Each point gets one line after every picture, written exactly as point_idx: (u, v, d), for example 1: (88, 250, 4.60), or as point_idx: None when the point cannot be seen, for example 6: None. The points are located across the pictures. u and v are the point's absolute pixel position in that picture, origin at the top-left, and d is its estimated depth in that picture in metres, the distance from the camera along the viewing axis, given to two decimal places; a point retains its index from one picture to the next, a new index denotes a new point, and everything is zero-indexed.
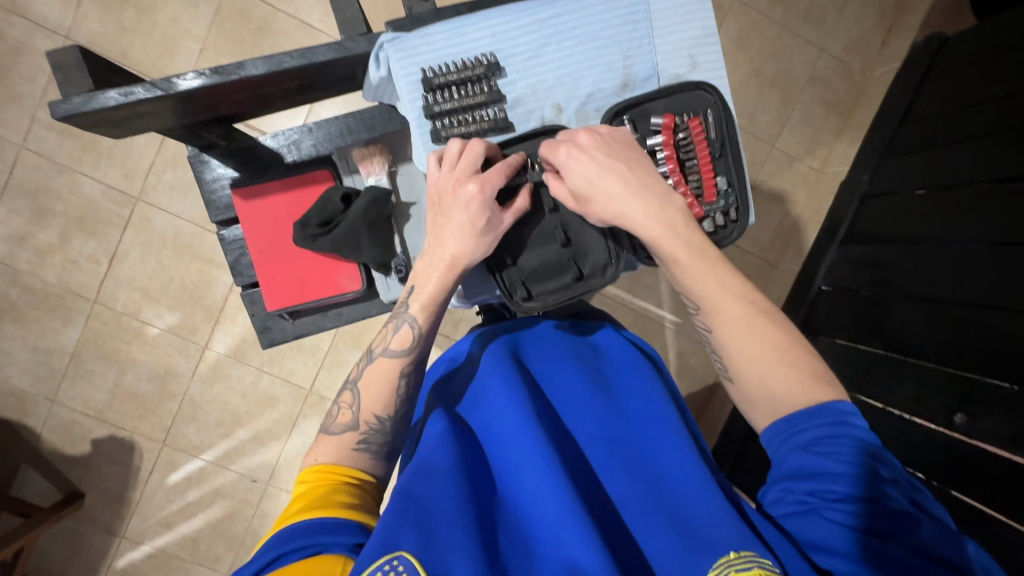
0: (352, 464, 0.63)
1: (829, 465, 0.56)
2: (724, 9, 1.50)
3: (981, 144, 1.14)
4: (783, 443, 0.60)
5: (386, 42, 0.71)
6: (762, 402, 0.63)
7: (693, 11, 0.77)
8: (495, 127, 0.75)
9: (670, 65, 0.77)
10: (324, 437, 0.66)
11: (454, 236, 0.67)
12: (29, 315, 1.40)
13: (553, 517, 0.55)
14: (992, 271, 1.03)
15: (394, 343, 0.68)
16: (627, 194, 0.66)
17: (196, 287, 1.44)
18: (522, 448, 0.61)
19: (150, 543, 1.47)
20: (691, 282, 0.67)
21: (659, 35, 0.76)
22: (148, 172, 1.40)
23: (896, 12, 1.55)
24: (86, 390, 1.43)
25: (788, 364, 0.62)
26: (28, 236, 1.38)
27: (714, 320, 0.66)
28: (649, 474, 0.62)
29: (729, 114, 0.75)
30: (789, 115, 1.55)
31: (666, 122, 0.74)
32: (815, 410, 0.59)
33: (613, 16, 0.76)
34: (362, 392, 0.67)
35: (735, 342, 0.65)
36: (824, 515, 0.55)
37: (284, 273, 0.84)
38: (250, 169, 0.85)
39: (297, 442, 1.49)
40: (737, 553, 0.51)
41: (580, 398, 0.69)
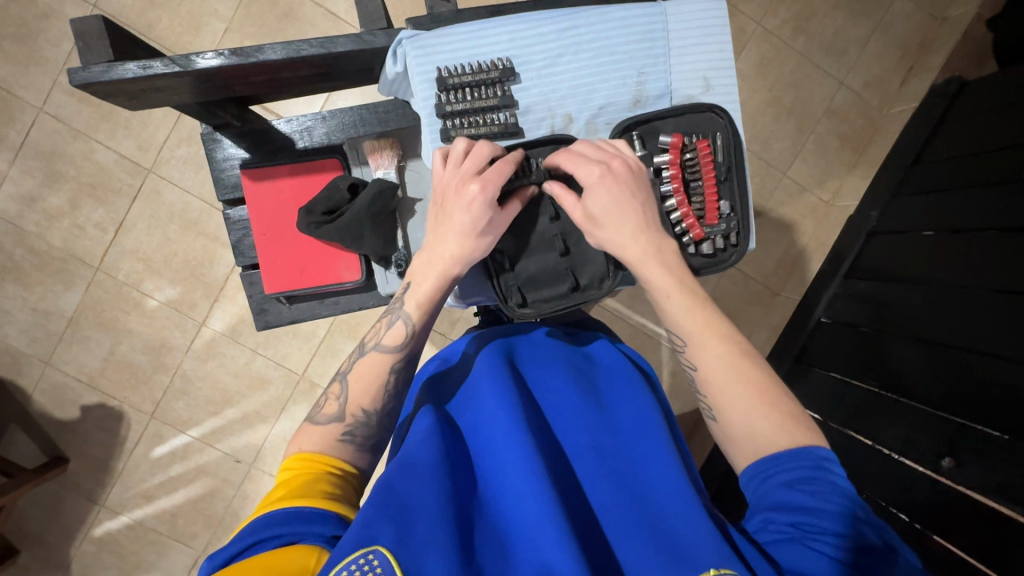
0: (339, 454, 0.63)
1: (815, 501, 0.55)
2: (747, 35, 1.51)
3: (994, 190, 1.13)
4: (766, 474, 0.59)
5: (404, 38, 0.72)
6: (744, 440, 0.63)
7: (712, 35, 0.78)
8: (505, 131, 0.75)
9: (684, 85, 0.78)
10: (310, 427, 0.65)
11: (449, 237, 0.67)
12: (32, 277, 1.41)
13: (534, 524, 0.55)
14: (993, 319, 1.03)
15: (389, 338, 0.69)
16: (633, 234, 0.68)
17: (199, 264, 1.45)
18: (508, 450, 0.61)
19: (129, 514, 1.48)
20: (682, 320, 0.67)
21: (676, 54, 0.77)
22: (162, 146, 1.42)
23: (918, 53, 1.55)
24: (80, 355, 1.44)
25: (767, 407, 0.63)
26: (38, 198, 1.40)
27: (698, 357, 0.67)
28: (632, 485, 0.62)
29: (738, 139, 0.75)
30: (804, 145, 1.55)
31: (674, 141, 0.74)
32: (793, 452, 0.59)
33: (632, 32, 0.76)
34: (352, 384, 0.68)
35: (717, 377, 0.65)
36: (804, 544, 0.53)
37: (284, 256, 0.85)
38: (260, 151, 0.85)
39: (283, 426, 1.50)
40: (717, 570, 0.50)
41: (569, 405, 0.69)
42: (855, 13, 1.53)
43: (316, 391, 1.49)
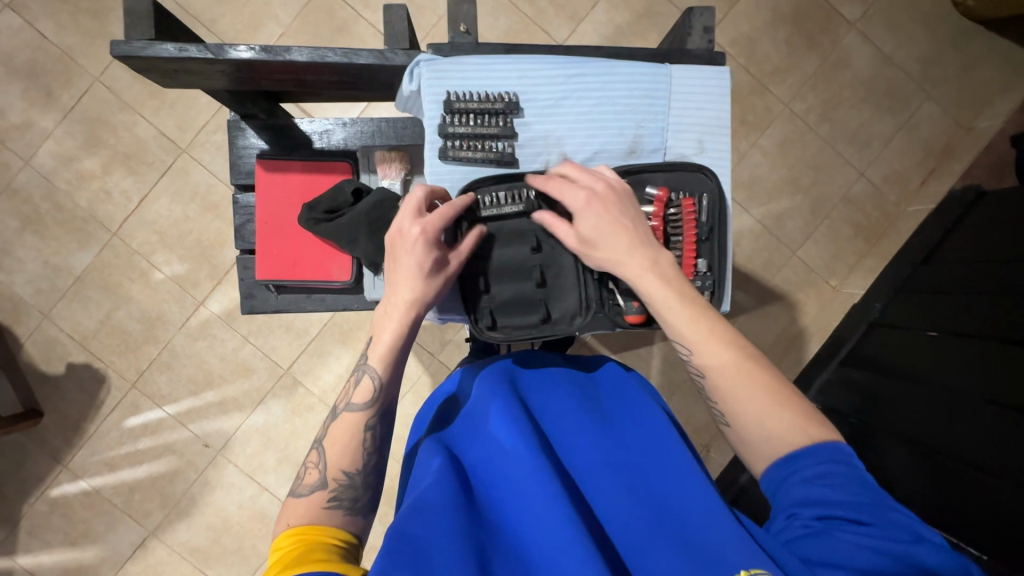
0: (329, 521, 0.61)
1: (840, 495, 0.54)
2: (774, 113, 1.55)
3: (999, 300, 1.12)
4: (785, 475, 0.59)
5: (422, 61, 0.75)
6: (758, 444, 0.62)
7: (713, 100, 0.81)
8: (500, 159, 0.78)
9: (679, 144, 0.81)
10: (292, 501, 0.63)
11: (404, 284, 0.69)
12: (51, 231, 1.47)
13: (558, 548, 0.55)
14: (988, 432, 1.00)
15: (358, 396, 0.69)
16: (628, 251, 0.69)
17: (210, 245, 1.49)
18: (524, 488, 0.61)
19: (88, 480, 1.47)
20: (683, 329, 0.66)
21: (676, 113, 0.80)
22: (200, 129, 1.48)
23: (940, 157, 1.58)
24: (78, 314, 1.47)
25: (776, 408, 0.62)
26: (74, 159, 1.46)
27: (705, 367, 0.65)
28: (649, 500, 0.61)
29: (723, 203, 0.77)
30: (817, 227, 1.57)
31: (659, 195, 0.75)
32: (812, 448, 0.59)
33: (637, 87, 0.80)
34: (328, 451, 0.67)
35: (727, 381, 0.64)
36: (832, 534, 0.52)
37: (281, 246, 0.87)
38: (280, 145, 0.88)
39: (258, 418, 1.49)
40: (749, 571, 0.50)
41: (577, 427, 0.69)
42: (881, 110, 1.57)
43: (297, 389, 1.50)
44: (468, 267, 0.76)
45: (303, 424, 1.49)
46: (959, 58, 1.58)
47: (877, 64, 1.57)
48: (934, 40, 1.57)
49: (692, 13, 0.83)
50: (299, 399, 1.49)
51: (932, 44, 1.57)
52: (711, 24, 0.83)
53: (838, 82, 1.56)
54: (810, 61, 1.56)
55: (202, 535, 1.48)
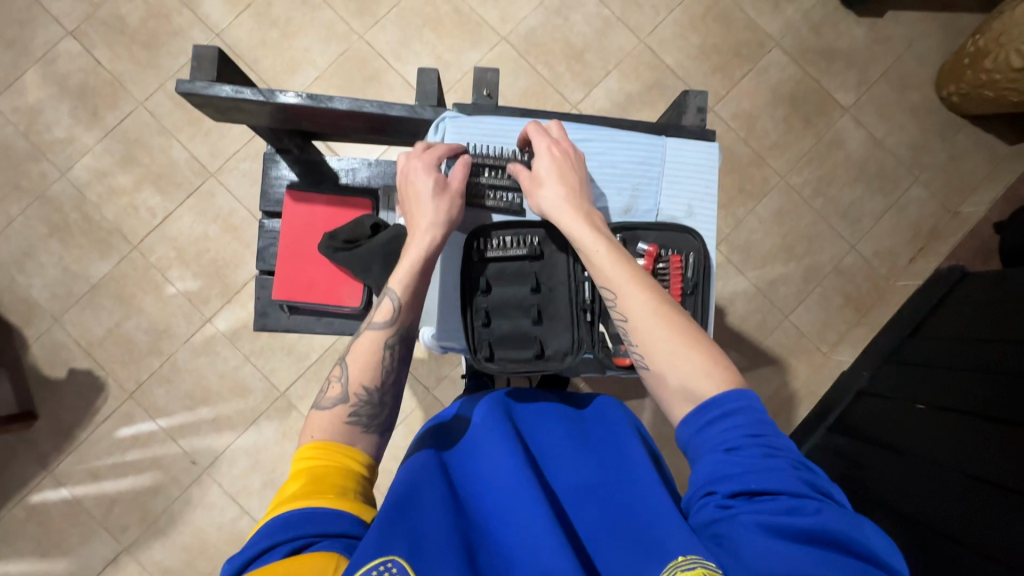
0: (347, 438, 0.65)
1: (743, 466, 0.57)
2: (770, 184, 1.64)
3: (981, 378, 1.16)
4: (700, 437, 0.62)
5: (447, 117, 0.84)
6: (671, 382, 0.65)
7: (704, 170, 0.89)
8: (509, 209, 0.85)
9: (671, 206, 0.88)
10: (317, 413, 0.67)
11: (421, 205, 0.75)
12: (75, 240, 1.53)
13: (540, 549, 0.58)
14: (965, 502, 1.03)
15: (378, 316, 0.73)
16: (563, 197, 0.76)
17: (225, 265, 1.55)
18: (512, 495, 0.65)
19: (71, 489, 1.46)
20: (608, 272, 0.71)
21: (669, 179, 0.88)
22: (230, 156, 1.58)
23: (928, 237, 1.65)
24: (89, 320, 1.51)
25: (689, 348, 0.66)
26: (108, 174, 1.55)
27: (626, 306, 0.70)
28: (620, 513, 0.65)
29: (708, 262, 0.83)
30: (809, 293, 1.62)
31: (649, 249, 0.81)
32: (721, 394, 0.62)
33: (635, 153, 0.88)
34: (352, 367, 0.70)
35: (642, 321, 0.68)
36: (738, 517, 0.55)
37: (298, 270, 0.93)
38: (308, 178, 0.96)
39: (248, 439, 1.50)
40: (684, 556, 0.53)
41: (563, 450, 0.74)
42: (872, 189, 1.66)
43: (291, 412, 1.51)
44: (471, 300, 0.81)
45: (292, 448, 1.50)
46: (946, 147, 1.68)
47: (869, 146, 1.67)
48: (922, 129, 1.69)
49: (688, 94, 0.93)
50: (292, 423, 1.51)
51: (921, 133, 1.69)
52: (704, 105, 0.92)
53: (832, 160, 1.67)
54: (806, 139, 1.66)
55: (177, 555, 1.46)
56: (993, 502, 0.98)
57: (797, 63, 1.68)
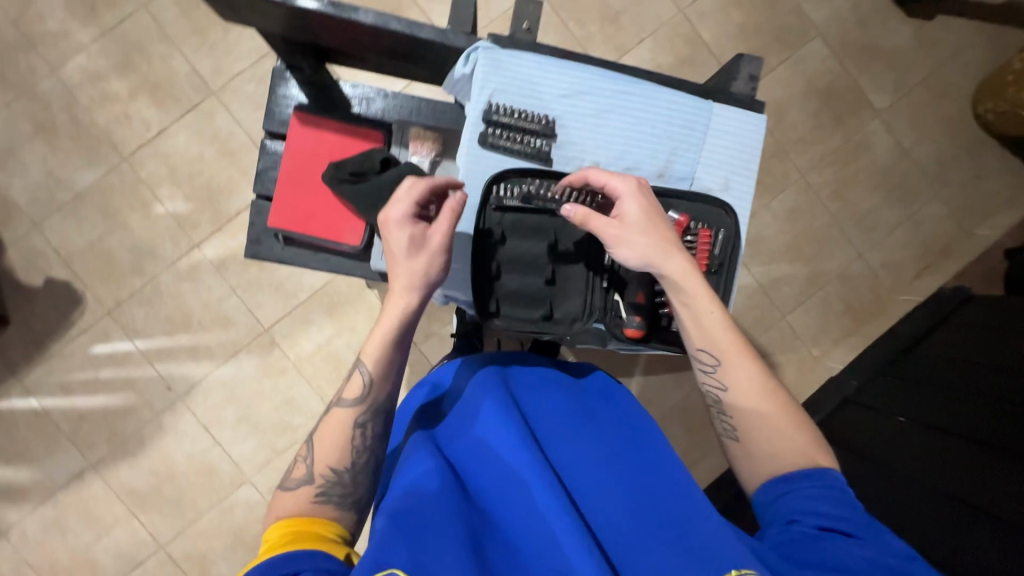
0: (317, 515, 0.64)
1: (840, 510, 0.61)
2: (789, 180, 1.60)
3: (975, 401, 1.15)
4: (793, 485, 0.65)
5: (481, 47, 0.77)
6: (765, 457, 0.69)
7: (746, 143, 0.85)
8: (536, 155, 0.80)
9: (706, 177, 0.85)
10: (283, 494, 0.66)
11: (394, 273, 0.69)
12: (61, 143, 1.45)
13: (558, 541, 0.58)
14: (940, 519, 1.02)
15: (349, 393, 0.70)
16: (670, 246, 0.70)
17: (218, 190, 1.48)
18: (519, 471, 0.64)
19: (39, 400, 1.43)
20: (717, 338, 0.71)
21: (709, 148, 0.84)
22: (235, 76, 1.49)
23: (938, 256, 1.63)
24: (70, 230, 1.45)
25: (790, 431, 0.69)
26: (102, 78, 1.46)
27: (731, 375, 0.71)
28: (636, 500, 0.63)
29: (738, 240, 0.80)
30: (810, 296, 1.60)
31: (679, 220, 0.78)
32: (817, 470, 0.65)
33: (679, 115, 0.83)
34: (317, 448, 0.68)
35: (745, 393, 0.70)
36: (830, 545, 0.58)
37: (298, 199, 0.88)
38: (319, 102, 0.90)
39: (226, 371, 1.47)
40: (739, 570, 0.53)
41: (564, 420, 0.71)
42: (891, 199, 1.63)
43: (273, 350, 1.48)
44: (484, 256, 0.78)
45: (271, 386, 1.47)
46: (972, 166, 1.65)
47: (895, 155, 1.63)
48: (952, 144, 1.64)
49: (741, 60, 0.87)
50: (273, 361, 1.48)
51: (949, 148, 1.64)
52: (756, 74, 0.87)
53: (856, 163, 1.62)
54: (833, 138, 1.61)
55: (144, 478, 1.44)
56: (972, 524, 0.97)
57: (837, 57, 1.61)
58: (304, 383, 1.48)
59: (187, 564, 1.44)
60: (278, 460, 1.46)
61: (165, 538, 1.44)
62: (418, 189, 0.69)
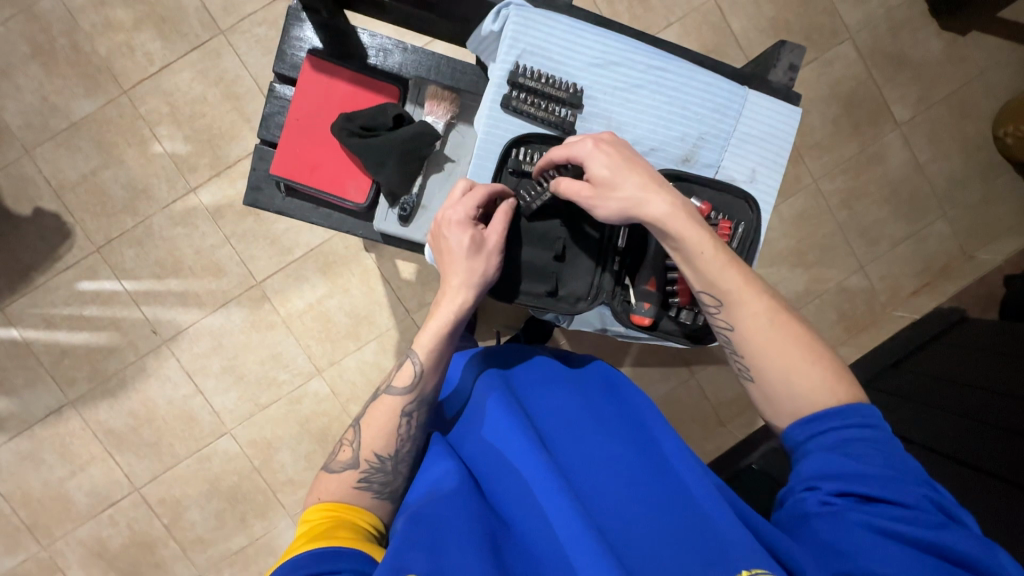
0: (358, 503, 0.64)
1: (864, 469, 0.56)
2: (801, 184, 1.58)
3: (957, 421, 1.17)
4: (814, 441, 0.60)
5: (513, 4, 0.74)
6: (782, 396, 0.63)
7: (776, 135, 0.83)
8: (559, 124, 0.77)
9: (732, 167, 0.82)
10: (326, 475, 0.66)
11: (452, 268, 0.69)
12: (59, 69, 1.39)
13: (570, 537, 0.56)
14: None
15: (397, 382, 0.70)
16: (648, 188, 0.66)
17: (219, 135, 1.43)
18: (527, 468, 0.63)
19: (21, 331, 1.40)
20: (715, 279, 0.66)
21: (738, 136, 0.82)
22: (245, 17, 1.43)
23: (938, 275, 1.63)
24: (63, 160, 1.40)
25: (806, 363, 0.63)
26: (105, 4, 1.39)
27: (735, 315, 0.66)
28: (652, 499, 0.62)
29: (757, 235, 0.79)
30: (807, 303, 1.60)
31: (701, 208, 0.76)
32: (840, 409, 0.60)
33: (711, 99, 0.81)
34: (364, 433, 0.69)
35: (753, 331, 0.65)
36: (849, 516, 0.55)
37: (304, 148, 0.85)
38: (333, 48, 0.86)
39: (214, 320, 1.45)
40: (750, 570, 0.52)
41: (571, 418, 0.71)
42: (899, 213, 1.62)
43: (263, 304, 1.45)
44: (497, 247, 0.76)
45: (258, 340, 1.45)
46: (982, 189, 1.63)
47: (909, 169, 1.61)
48: (966, 164, 1.63)
49: (784, 46, 0.83)
50: (262, 315, 1.45)
51: (963, 167, 1.63)
52: (797, 63, 0.83)
53: (869, 174, 1.60)
54: (850, 146, 1.59)
55: (122, 419, 1.43)
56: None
57: (865, 64, 1.57)
58: (292, 340, 1.46)
59: (161, 508, 1.44)
60: (260, 414, 1.45)
61: (140, 480, 1.43)
62: (480, 194, 0.68)
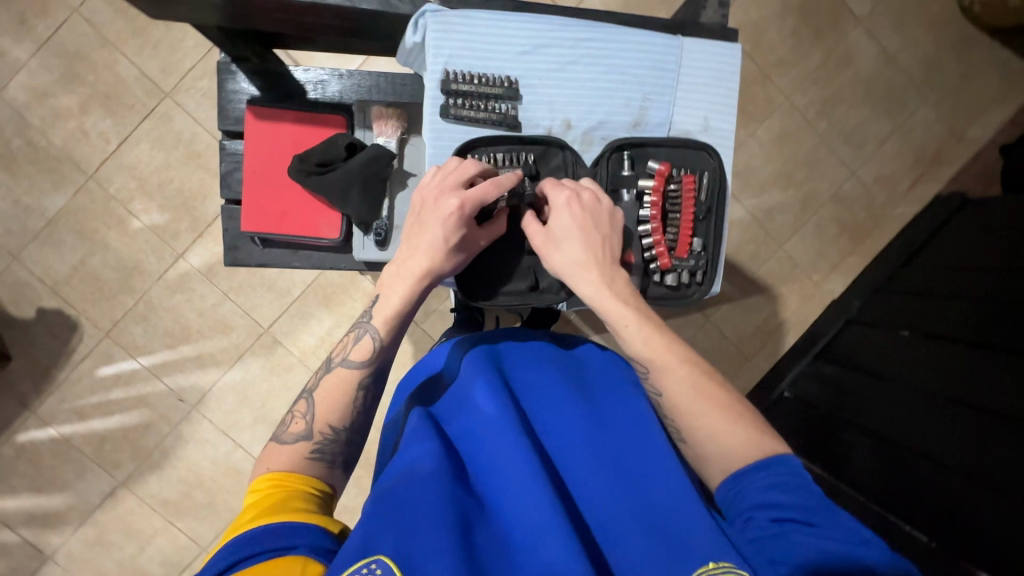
0: (308, 472, 0.63)
1: (790, 498, 0.56)
2: (774, 104, 1.54)
3: (972, 306, 1.16)
4: (747, 480, 0.59)
5: (428, 11, 0.72)
6: (714, 454, 0.63)
7: (722, 76, 0.81)
8: (503, 120, 0.76)
9: (684, 120, 0.81)
10: (277, 445, 0.65)
11: (420, 239, 0.69)
12: (23, 170, 1.40)
13: (537, 521, 0.56)
14: (930, 417, 1.10)
15: (355, 353, 0.70)
16: (587, 265, 0.70)
17: (192, 196, 1.44)
18: (509, 448, 0.63)
19: (57, 428, 1.44)
20: (643, 347, 0.68)
21: (684, 87, 0.80)
22: (186, 74, 1.42)
23: (930, 163, 1.60)
24: (50, 257, 1.42)
25: (731, 425, 0.63)
26: (49, 95, 1.39)
27: (662, 382, 0.67)
28: (629, 482, 0.63)
29: (721, 181, 0.79)
30: (805, 221, 1.58)
31: (660, 169, 0.77)
32: (766, 462, 0.60)
33: (648, 57, 0.79)
34: (318, 402, 0.68)
35: (681, 395, 0.66)
36: (785, 537, 0.53)
37: (267, 197, 0.86)
38: (272, 92, 0.86)
39: (234, 375, 1.48)
40: (716, 563, 0.53)
41: (559, 402, 0.71)
42: (879, 110, 1.58)
43: (277, 349, 1.48)
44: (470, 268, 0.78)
45: (281, 384, 1.48)
46: (959, 64, 1.58)
47: (880, 63, 1.57)
48: (937, 44, 1.57)
49: None
50: (278, 359, 1.48)
51: (935, 47, 1.58)
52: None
53: (840, 78, 1.56)
54: (814, 53, 1.54)
55: (174, 488, 1.48)
56: (989, 430, 0.99)
57: None
58: None
59: None
60: None
61: (206, 540, 1.49)
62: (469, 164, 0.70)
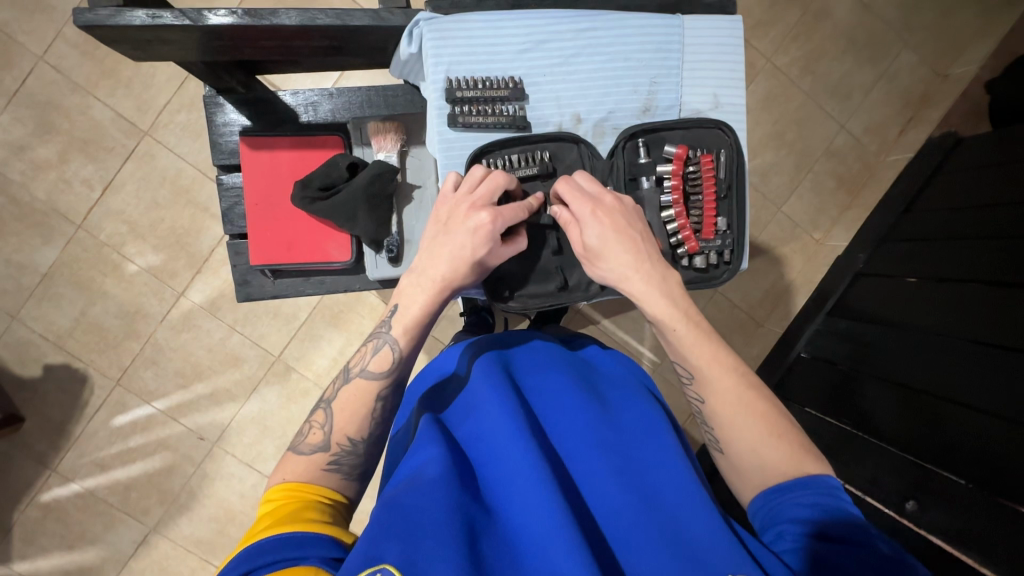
0: (326, 484, 0.62)
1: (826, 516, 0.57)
2: (756, 68, 1.54)
3: (979, 245, 1.16)
4: (783, 494, 0.61)
5: (421, 20, 0.72)
6: (751, 463, 0.64)
7: (727, 51, 0.80)
8: (512, 122, 0.75)
9: (694, 99, 0.80)
10: (294, 454, 0.63)
11: (444, 250, 0.68)
12: (10, 228, 1.37)
13: (544, 530, 0.55)
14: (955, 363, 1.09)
15: (374, 364, 0.68)
16: (629, 267, 0.69)
17: (185, 233, 1.42)
18: (517, 452, 0.61)
19: (80, 482, 1.43)
20: (688, 351, 0.68)
21: (690, 67, 0.79)
22: (162, 110, 1.40)
23: (918, 106, 1.59)
24: (50, 312, 1.40)
25: (774, 439, 0.64)
26: (26, 148, 1.36)
27: (706, 389, 0.68)
28: (642, 487, 0.61)
29: (740, 157, 0.78)
30: (800, 181, 1.58)
31: (678, 152, 0.76)
32: (802, 480, 0.60)
33: (650, 40, 0.78)
34: (337, 413, 0.66)
35: (725, 408, 0.66)
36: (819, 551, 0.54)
37: (271, 227, 0.85)
38: (262, 120, 0.85)
39: (251, 406, 1.46)
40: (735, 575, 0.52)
41: (569, 406, 0.70)
42: (861, 60, 1.58)
43: (291, 375, 1.46)
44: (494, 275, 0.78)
45: (300, 410, 1.47)
46: (936, 3, 1.58)
47: (857, 13, 1.56)
48: None
49: None
50: (294, 385, 1.47)
51: None
52: None
53: (819, 33, 1.55)
54: (790, 11, 1.53)
55: (206, 526, 1.46)
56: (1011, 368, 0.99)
57: None
58: None
59: None
60: None
61: None
62: (493, 179, 0.69)
